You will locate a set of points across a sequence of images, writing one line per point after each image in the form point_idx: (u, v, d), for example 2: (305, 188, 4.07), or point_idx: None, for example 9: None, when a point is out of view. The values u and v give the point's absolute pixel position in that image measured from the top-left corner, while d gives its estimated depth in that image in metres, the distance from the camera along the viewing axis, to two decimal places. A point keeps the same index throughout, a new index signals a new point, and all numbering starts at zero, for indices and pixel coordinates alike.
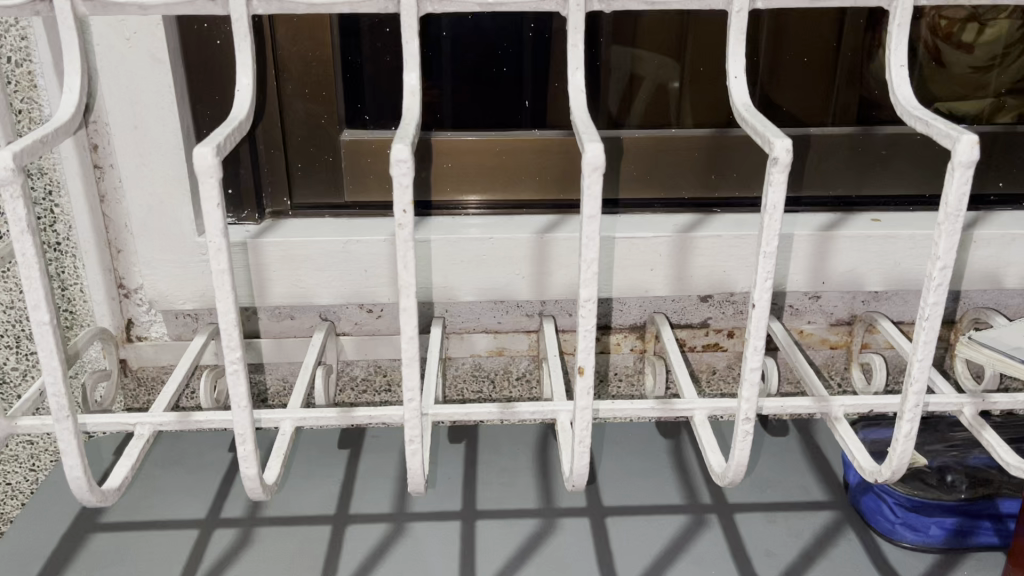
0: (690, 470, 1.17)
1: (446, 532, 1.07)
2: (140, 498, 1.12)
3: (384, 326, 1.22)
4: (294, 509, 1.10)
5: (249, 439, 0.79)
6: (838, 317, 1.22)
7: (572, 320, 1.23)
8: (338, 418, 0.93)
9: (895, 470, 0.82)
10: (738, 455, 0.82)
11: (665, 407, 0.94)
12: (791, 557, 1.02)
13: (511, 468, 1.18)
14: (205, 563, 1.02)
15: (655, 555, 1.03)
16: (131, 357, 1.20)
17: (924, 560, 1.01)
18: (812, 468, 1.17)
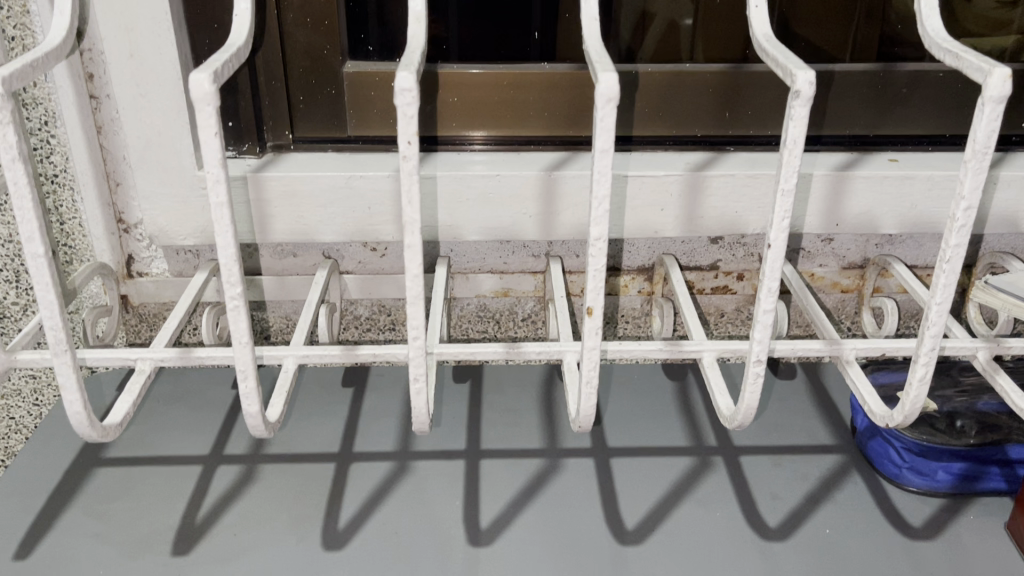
0: (696, 413, 1.17)
1: (451, 470, 1.07)
2: (143, 433, 1.12)
3: (388, 265, 1.20)
4: (298, 447, 1.10)
5: (250, 376, 0.77)
6: (851, 260, 1.20)
7: (580, 261, 1.21)
8: (341, 356, 0.92)
9: (908, 415, 0.81)
10: (748, 399, 0.80)
11: (673, 349, 0.93)
12: (796, 501, 1.02)
13: (516, 408, 1.18)
14: (211, 499, 1.01)
15: (661, 497, 1.03)
16: (132, 293, 1.18)
17: (930, 504, 1.01)
18: (819, 412, 1.16)
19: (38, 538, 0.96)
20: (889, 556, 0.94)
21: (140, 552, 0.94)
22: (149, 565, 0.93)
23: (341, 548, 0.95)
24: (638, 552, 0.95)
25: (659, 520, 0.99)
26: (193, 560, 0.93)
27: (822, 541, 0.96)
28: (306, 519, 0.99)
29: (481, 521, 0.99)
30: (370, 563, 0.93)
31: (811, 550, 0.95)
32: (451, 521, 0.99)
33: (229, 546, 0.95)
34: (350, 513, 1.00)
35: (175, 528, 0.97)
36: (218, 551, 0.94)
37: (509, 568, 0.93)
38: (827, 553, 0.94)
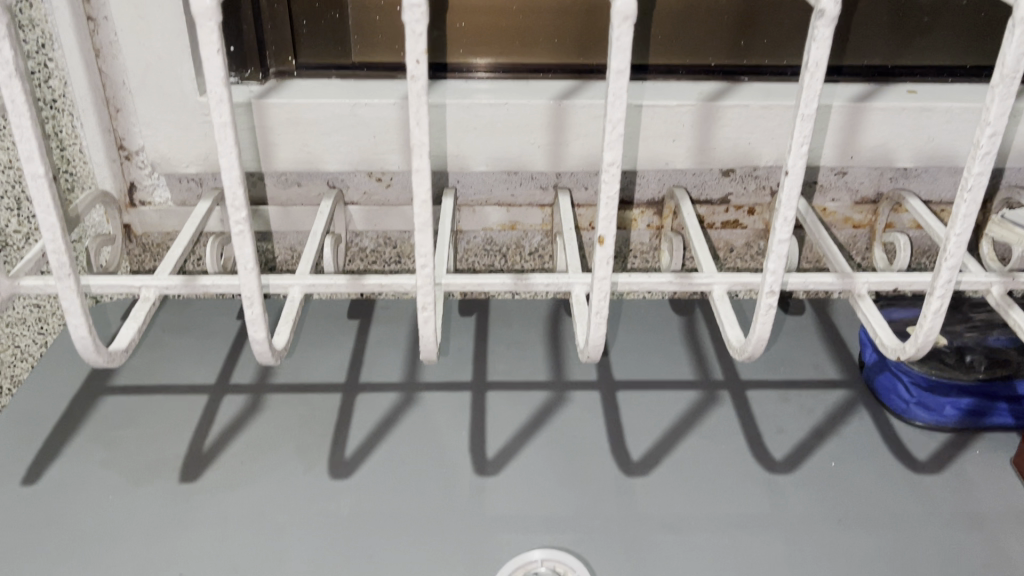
0: (703, 347, 1.16)
1: (457, 402, 1.07)
2: (149, 361, 1.12)
3: (394, 196, 1.17)
4: (303, 377, 1.10)
5: (257, 302, 0.76)
6: (864, 195, 1.17)
7: (589, 194, 1.18)
8: (347, 285, 0.91)
9: (920, 349, 0.80)
10: (759, 331, 0.79)
11: (683, 281, 0.92)
12: (802, 435, 1.02)
13: (522, 342, 1.17)
14: (217, 428, 1.02)
15: (667, 430, 1.03)
16: (135, 222, 1.17)
17: (936, 439, 1.01)
18: (827, 347, 1.16)
19: (47, 464, 0.96)
20: (893, 490, 0.94)
21: (148, 479, 0.95)
22: (158, 492, 0.93)
23: (347, 476, 0.96)
24: (644, 484, 0.95)
25: (665, 452, 1.00)
26: (201, 487, 0.94)
27: (826, 475, 0.96)
28: (312, 448, 0.99)
29: (487, 452, 0.99)
30: (377, 492, 0.94)
31: (815, 483, 0.95)
32: (457, 452, 0.99)
33: (236, 474, 0.96)
34: (357, 443, 1.00)
35: (182, 456, 0.98)
36: (225, 479, 0.95)
37: (515, 497, 0.94)
38: (832, 486, 0.95)
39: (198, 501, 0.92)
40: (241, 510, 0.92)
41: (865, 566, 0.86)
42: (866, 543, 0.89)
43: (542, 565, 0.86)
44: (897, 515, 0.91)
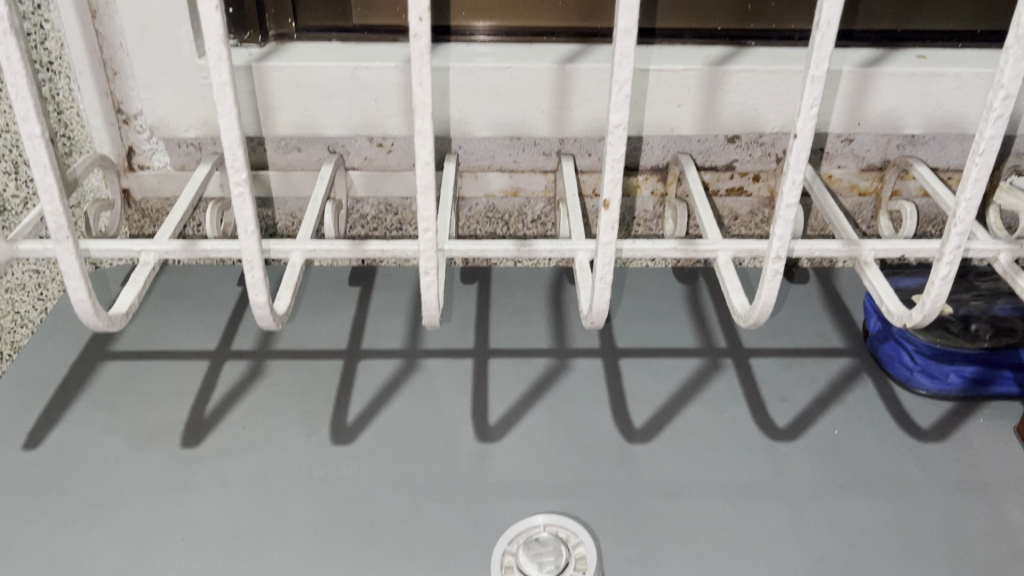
0: (706, 314, 1.16)
1: (459, 368, 1.06)
2: (150, 327, 1.11)
3: (395, 161, 1.16)
4: (305, 343, 1.09)
5: (258, 266, 0.75)
6: (870, 162, 1.16)
7: (593, 160, 1.17)
8: (349, 251, 0.90)
9: (927, 316, 0.79)
10: (765, 297, 0.78)
11: (687, 248, 0.91)
12: (805, 403, 1.01)
13: (524, 309, 1.17)
14: (218, 393, 1.01)
15: (669, 397, 1.02)
16: (134, 187, 1.16)
17: (939, 407, 1.01)
18: (831, 315, 1.15)
19: (48, 428, 0.96)
20: (896, 458, 0.94)
21: (150, 444, 0.94)
22: (159, 457, 0.93)
23: (350, 442, 0.96)
24: (646, 450, 0.95)
25: (667, 420, 0.99)
26: (203, 453, 0.94)
27: (830, 443, 0.96)
28: (314, 414, 0.99)
29: (489, 419, 0.99)
30: (379, 458, 0.94)
31: (818, 451, 0.95)
32: (460, 418, 0.99)
33: (238, 439, 0.96)
34: (359, 409, 1.00)
35: (183, 422, 0.97)
36: (227, 445, 0.95)
37: (518, 464, 0.94)
38: (834, 454, 0.95)
39: (200, 466, 0.92)
40: (243, 475, 0.92)
41: (867, 533, 0.86)
42: (869, 510, 0.89)
43: (546, 530, 0.85)
44: (900, 483, 0.91)
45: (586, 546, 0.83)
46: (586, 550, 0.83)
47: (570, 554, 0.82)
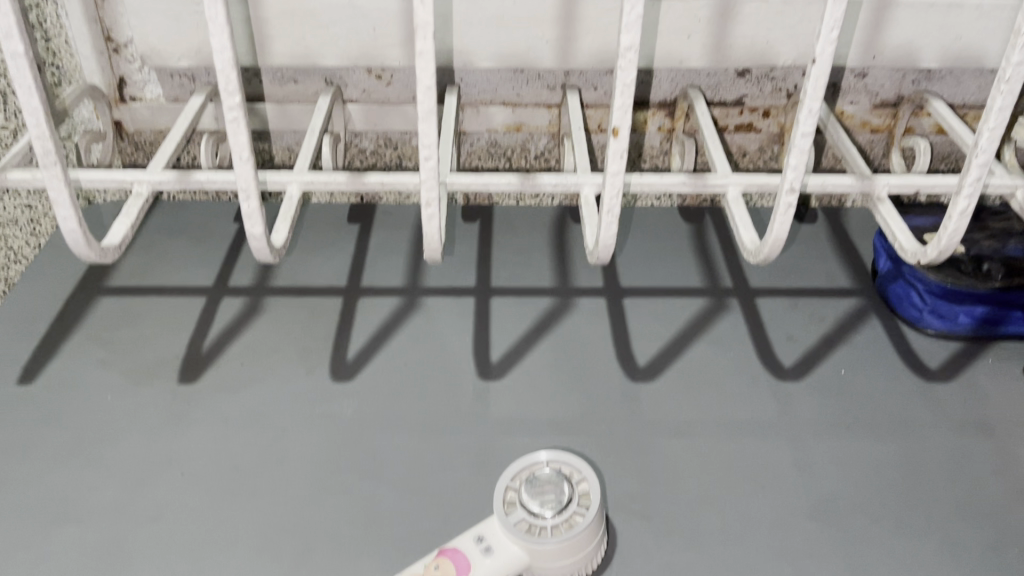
0: (712, 253, 1.13)
1: (461, 306, 1.04)
2: (145, 262, 1.09)
3: (395, 94, 1.12)
4: (304, 280, 1.07)
5: (253, 195, 0.73)
6: (884, 98, 1.12)
7: (600, 94, 1.12)
8: (348, 183, 0.87)
9: (942, 252, 0.77)
10: (776, 232, 0.76)
11: (696, 183, 0.88)
12: (812, 342, 1.00)
13: (527, 247, 1.14)
14: (216, 330, 1.00)
15: (674, 336, 1.01)
16: (126, 119, 1.12)
17: (948, 348, 0.99)
18: (839, 255, 1.13)
19: (44, 363, 0.94)
20: (903, 397, 0.93)
21: (147, 380, 0.93)
22: (157, 392, 0.92)
23: (350, 379, 0.94)
24: (650, 389, 0.94)
25: (672, 358, 0.98)
26: (201, 388, 0.93)
27: (836, 382, 0.95)
28: (313, 350, 0.97)
29: (491, 357, 0.97)
30: (380, 395, 0.93)
31: (824, 390, 0.94)
32: (461, 356, 0.97)
33: (237, 375, 0.94)
34: (359, 346, 0.98)
35: (181, 357, 0.96)
36: (225, 381, 0.94)
37: (520, 402, 0.92)
38: (841, 393, 0.94)
39: (198, 402, 0.91)
40: (241, 411, 0.90)
41: (872, 472, 0.86)
42: (874, 449, 0.88)
43: (547, 466, 0.78)
44: (906, 422, 0.90)
45: (589, 482, 0.76)
46: (589, 486, 0.76)
47: (573, 491, 0.75)
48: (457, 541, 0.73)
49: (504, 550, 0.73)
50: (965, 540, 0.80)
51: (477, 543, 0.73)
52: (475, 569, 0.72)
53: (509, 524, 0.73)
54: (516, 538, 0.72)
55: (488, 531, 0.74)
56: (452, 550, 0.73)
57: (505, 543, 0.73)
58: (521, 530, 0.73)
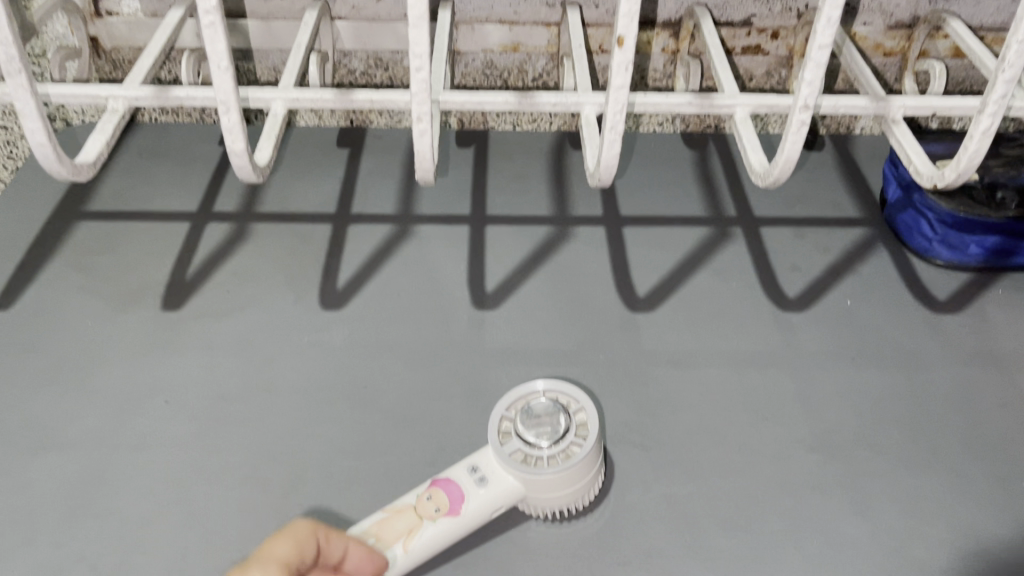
0: (715, 180, 1.09)
1: (455, 235, 1.00)
2: (126, 187, 1.04)
3: (385, 11, 1.07)
4: (291, 206, 1.03)
5: (234, 109, 0.68)
6: (898, 19, 1.08)
7: (601, 12, 1.08)
8: (336, 100, 0.83)
9: (961, 175, 0.74)
10: (788, 151, 0.72)
11: (703, 103, 0.84)
12: (817, 273, 0.97)
13: (524, 173, 1.09)
14: (200, 256, 0.96)
15: (675, 266, 0.97)
16: (102, 35, 1.07)
17: (957, 278, 0.96)
18: (846, 183, 1.09)
19: (21, 289, 0.91)
20: (910, 328, 0.91)
21: (129, 306, 0.90)
22: (140, 319, 0.89)
23: (339, 307, 0.91)
24: (650, 319, 0.91)
25: (673, 288, 0.95)
26: (185, 315, 0.89)
27: (841, 313, 0.92)
28: (302, 277, 0.94)
29: (486, 287, 0.94)
30: (371, 324, 0.90)
31: (830, 321, 0.91)
32: (455, 285, 0.94)
33: (222, 302, 0.91)
34: (349, 273, 0.95)
35: (164, 284, 0.92)
36: (210, 308, 0.90)
37: (516, 331, 0.89)
38: (846, 323, 0.91)
39: (182, 328, 0.88)
40: (227, 339, 0.87)
41: (877, 404, 0.83)
42: (880, 380, 0.85)
43: (544, 396, 0.75)
44: (913, 353, 0.88)
45: (587, 412, 0.74)
46: (587, 415, 0.73)
47: (571, 421, 0.73)
48: (450, 472, 0.71)
49: (499, 480, 0.70)
50: (970, 472, 0.78)
51: (471, 473, 0.71)
52: (469, 499, 0.70)
53: (503, 454, 0.71)
54: (510, 467, 0.70)
55: (482, 461, 0.72)
56: (445, 480, 0.71)
57: (501, 473, 0.71)
58: (517, 460, 0.71)
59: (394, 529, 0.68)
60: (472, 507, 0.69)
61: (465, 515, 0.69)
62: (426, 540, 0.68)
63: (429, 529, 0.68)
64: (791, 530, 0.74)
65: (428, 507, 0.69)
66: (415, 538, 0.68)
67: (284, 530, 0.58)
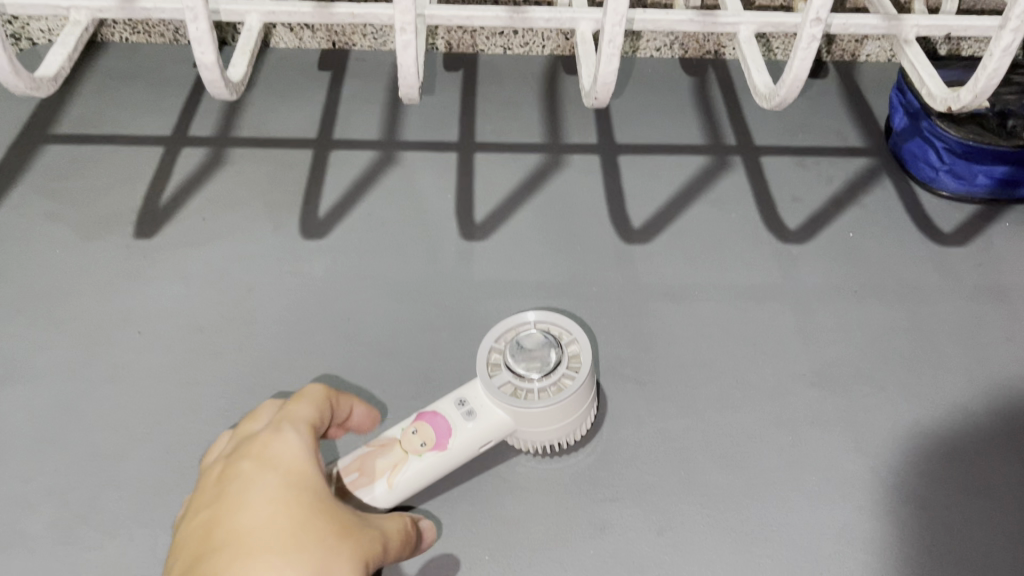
0: (715, 106, 1.03)
1: (442, 162, 0.95)
2: (95, 108, 0.99)
3: None
4: (269, 130, 0.97)
5: (202, 17, 0.61)
6: None
7: None
8: (314, 15, 0.76)
9: (979, 97, 0.68)
10: (796, 70, 0.66)
11: (705, 21, 0.79)
12: (820, 203, 0.93)
13: (515, 98, 1.03)
14: (175, 182, 0.91)
15: (673, 195, 0.93)
16: None
17: (963, 211, 0.92)
18: (852, 110, 1.03)
19: None
20: (913, 263, 0.87)
21: (100, 235, 0.86)
22: (111, 249, 0.85)
23: (321, 237, 0.87)
24: (645, 251, 0.87)
25: (669, 219, 0.91)
26: (159, 244, 0.85)
27: (843, 246, 0.89)
28: (281, 206, 0.90)
29: (475, 217, 0.90)
30: (354, 254, 0.86)
31: (832, 253, 0.88)
32: (442, 216, 0.90)
33: (199, 231, 0.87)
34: (331, 202, 0.90)
35: (137, 210, 0.88)
36: (185, 237, 0.86)
37: (505, 263, 0.86)
38: (849, 256, 0.88)
39: (156, 257, 0.84)
40: (204, 269, 0.84)
41: (879, 338, 0.81)
42: (882, 314, 0.83)
43: (535, 328, 0.71)
44: (917, 287, 0.85)
45: (580, 343, 0.70)
46: (580, 347, 0.70)
47: (563, 354, 0.69)
48: (436, 405, 0.68)
49: (488, 413, 0.67)
50: (974, 409, 0.76)
51: (459, 407, 0.68)
52: (456, 434, 0.67)
53: (492, 386, 0.67)
54: (499, 400, 0.67)
55: (470, 394, 0.68)
56: (431, 414, 0.68)
57: (489, 406, 0.68)
58: (507, 394, 0.67)
59: (378, 463, 0.65)
60: (459, 441, 0.67)
61: (452, 450, 0.66)
62: (412, 475, 0.65)
63: (415, 464, 0.65)
64: (788, 467, 0.72)
65: (413, 442, 0.66)
66: (399, 473, 0.65)
67: (303, 393, 0.59)
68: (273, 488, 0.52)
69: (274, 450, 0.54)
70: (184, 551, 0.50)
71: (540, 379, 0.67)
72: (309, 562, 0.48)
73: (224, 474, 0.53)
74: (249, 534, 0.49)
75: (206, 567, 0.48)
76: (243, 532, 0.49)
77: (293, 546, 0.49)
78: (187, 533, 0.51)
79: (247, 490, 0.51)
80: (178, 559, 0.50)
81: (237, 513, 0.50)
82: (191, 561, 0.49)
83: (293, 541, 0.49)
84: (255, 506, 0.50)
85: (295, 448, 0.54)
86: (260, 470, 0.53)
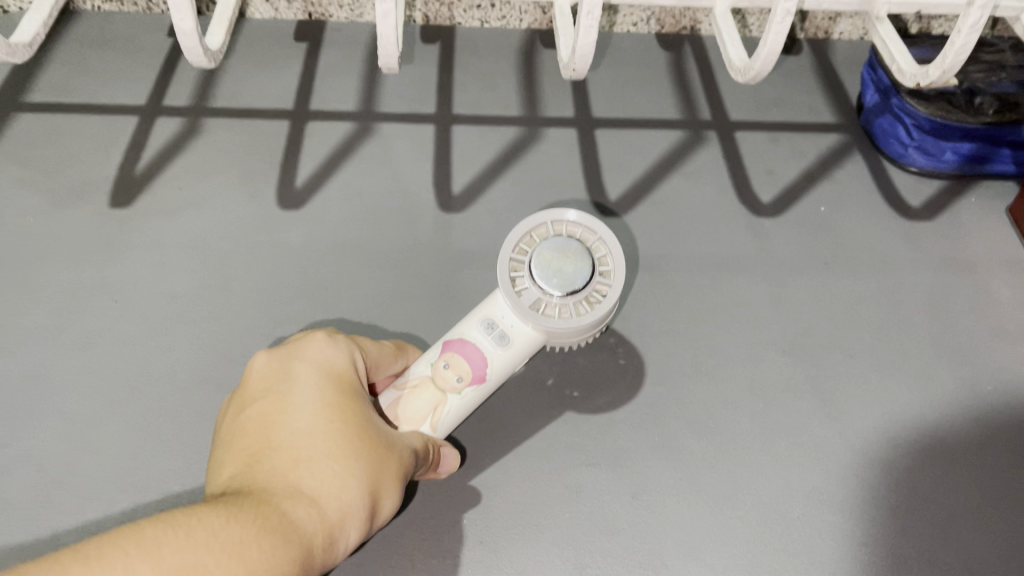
0: (691, 81, 1.03)
1: (419, 136, 0.95)
2: (67, 75, 0.97)
3: None
4: (245, 100, 0.96)
5: None
6: None
7: None
8: None
9: (946, 71, 0.67)
10: (771, 42, 0.66)
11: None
12: (792, 177, 0.94)
13: (493, 71, 1.02)
14: (150, 151, 0.91)
15: (648, 169, 0.94)
16: None
17: (931, 186, 0.94)
18: (827, 87, 1.04)
19: None
20: (881, 236, 0.89)
21: (74, 202, 0.86)
22: (85, 217, 0.85)
23: (296, 209, 0.87)
24: (620, 224, 0.88)
25: (644, 193, 0.91)
26: (135, 213, 0.85)
27: (814, 219, 0.90)
28: (258, 177, 0.89)
29: (452, 190, 0.90)
30: (332, 226, 0.86)
31: (804, 226, 0.89)
32: (418, 189, 0.90)
33: (174, 200, 0.87)
34: (308, 174, 0.90)
35: (112, 179, 0.88)
36: (161, 206, 0.86)
37: (482, 235, 0.86)
38: (820, 229, 0.89)
39: (132, 226, 0.84)
40: (179, 237, 0.84)
41: (848, 309, 0.83)
42: (851, 285, 0.85)
43: (562, 229, 0.65)
44: (885, 259, 0.87)
45: (606, 243, 0.65)
46: (607, 248, 0.64)
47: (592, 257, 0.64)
48: (463, 331, 0.66)
49: (518, 334, 0.65)
50: (939, 378, 0.78)
51: (488, 331, 0.65)
52: (492, 363, 0.65)
53: (516, 302, 0.63)
54: (531, 320, 0.63)
55: (498, 313, 0.65)
56: (460, 343, 0.66)
57: (520, 325, 0.65)
58: (535, 307, 0.63)
59: (419, 408, 0.64)
60: (495, 370, 0.66)
61: (489, 380, 0.66)
62: (452, 412, 0.65)
63: (456, 403, 0.65)
64: (758, 433, 0.74)
65: (449, 378, 0.65)
66: (441, 414, 0.65)
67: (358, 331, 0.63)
68: (326, 390, 0.54)
69: (315, 358, 0.56)
70: (234, 450, 0.52)
71: (571, 293, 0.62)
72: (364, 469, 0.52)
73: (275, 372, 0.55)
74: (307, 436, 0.51)
75: (266, 466, 0.50)
76: (303, 432, 0.52)
77: (348, 451, 0.52)
78: (239, 428, 0.53)
79: (298, 395, 0.54)
80: (231, 454, 0.52)
81: (293, 413, 0.53)
82: (249, 457, 0.51)
83: (349, 446, 0.52)
84: (307, 409, 0.53)
85: (333, 358, 0.57)
86: (311, 376, 0.55)
